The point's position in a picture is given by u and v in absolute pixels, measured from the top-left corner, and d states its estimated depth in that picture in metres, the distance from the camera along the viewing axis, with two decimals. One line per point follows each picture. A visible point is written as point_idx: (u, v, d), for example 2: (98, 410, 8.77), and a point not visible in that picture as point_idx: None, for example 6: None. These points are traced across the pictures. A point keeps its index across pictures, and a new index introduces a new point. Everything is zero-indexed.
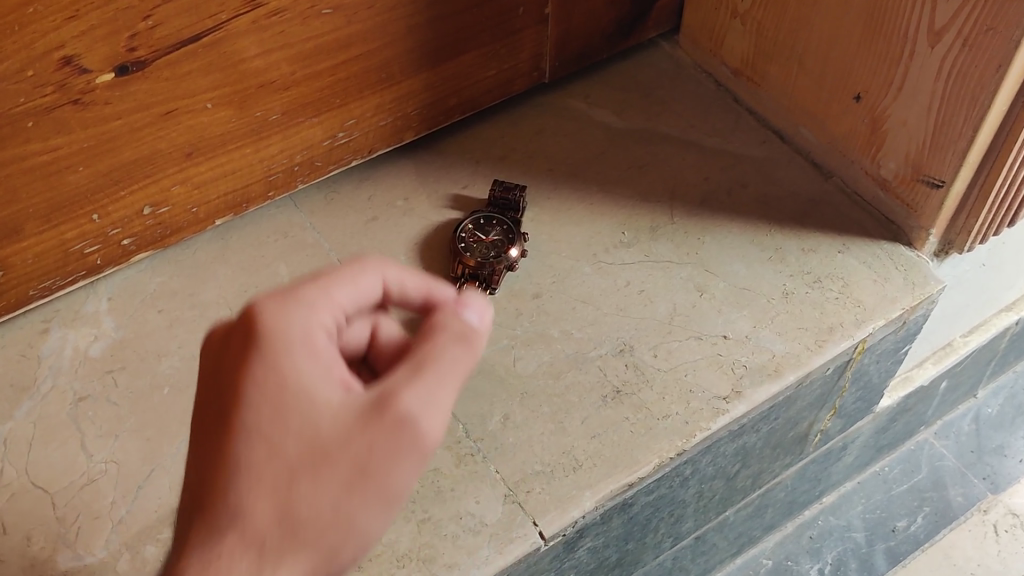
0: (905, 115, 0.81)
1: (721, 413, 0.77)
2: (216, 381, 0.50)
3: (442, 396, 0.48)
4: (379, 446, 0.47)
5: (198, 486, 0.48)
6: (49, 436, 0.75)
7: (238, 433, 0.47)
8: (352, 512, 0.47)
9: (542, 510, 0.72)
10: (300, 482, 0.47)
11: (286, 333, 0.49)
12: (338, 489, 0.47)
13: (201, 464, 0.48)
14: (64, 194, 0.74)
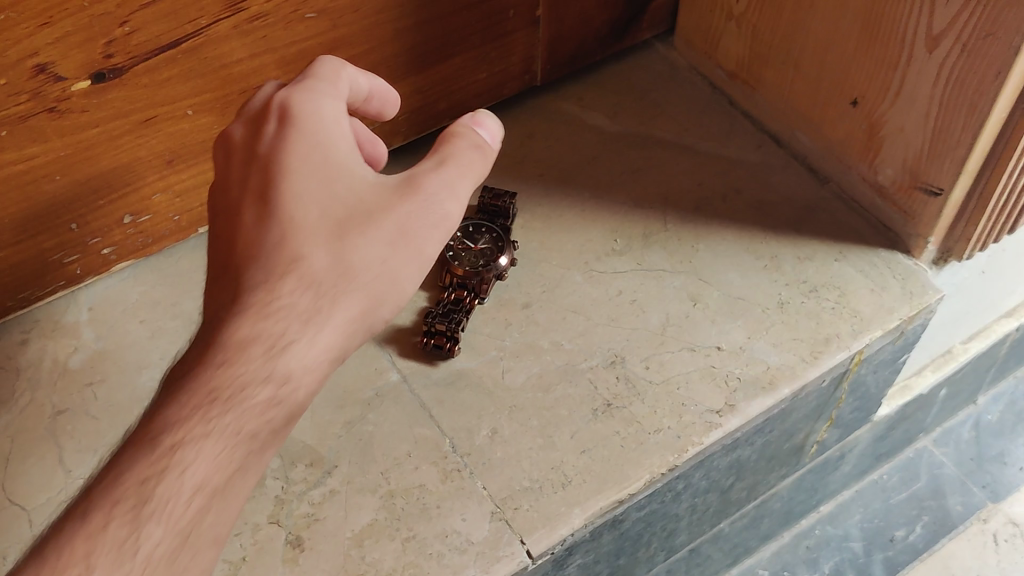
0: (903, 121, 0.79)
1: (714, 427, 0.75)
2: (248, 161, 0.56)
3: (461, 191, 0.58)
4: (411, 224, 0.55)
5: (245, 247, 0.53)
6: (26, 450, 0.74)
7: (279, 194, 0.54)
8: (389, 281, 0.54)
9: (529, 528, 0.70)
10: (343, 237, 0.53)
11: (312, 110, 0.57)
12: (385, 239, 0.54)
13: (249, 222, 0.54)
14: (41, 204, 0.72)
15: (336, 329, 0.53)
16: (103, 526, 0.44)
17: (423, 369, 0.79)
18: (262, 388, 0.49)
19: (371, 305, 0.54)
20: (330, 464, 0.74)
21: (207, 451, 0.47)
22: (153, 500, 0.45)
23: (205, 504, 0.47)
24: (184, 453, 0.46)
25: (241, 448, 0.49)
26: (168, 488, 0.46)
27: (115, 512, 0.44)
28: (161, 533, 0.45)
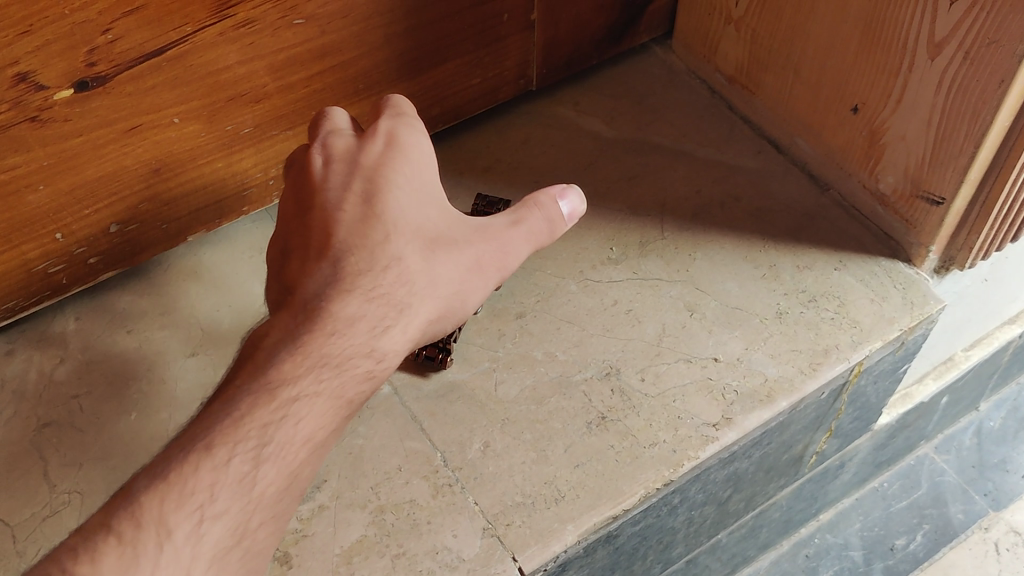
0: (904, 129, 0.77)
1: (710, 441, 0.74)
2: (350, 167, 0.65)
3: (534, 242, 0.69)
4: (485, 258, 0.66)
5: (345, 239, 0.62)
6: (12, 464, 0.72)
7: (380, 202, 0.63)
8: (462, 299, 0.65)
9: (522, 545, 0.69)
10: (433, 252, 0.63)
11: (412, 145, 0.66)
12: (467, 261, 0.65)
13: (352, 216, 0.62)
14: (24, 213, 0.71)
15: (416, 329, 0.62)
16: (228, 460, 0.51)
17: (415, 381, 0.78)
18: (358, 364, 0.58)
19: (445, 314, 0.64)
20: (319, 478, 0.73)
21: (317, 406, 0.56)
22: (271, 445, 0.53)
23: (307, 452, 0.56)
24: (300, 405, 0.55)
25: (341, 409, 0.58)
26: (284, 434, 0.54)
27: (239, 451, 0.52)
28: (274, 473, 0.54)
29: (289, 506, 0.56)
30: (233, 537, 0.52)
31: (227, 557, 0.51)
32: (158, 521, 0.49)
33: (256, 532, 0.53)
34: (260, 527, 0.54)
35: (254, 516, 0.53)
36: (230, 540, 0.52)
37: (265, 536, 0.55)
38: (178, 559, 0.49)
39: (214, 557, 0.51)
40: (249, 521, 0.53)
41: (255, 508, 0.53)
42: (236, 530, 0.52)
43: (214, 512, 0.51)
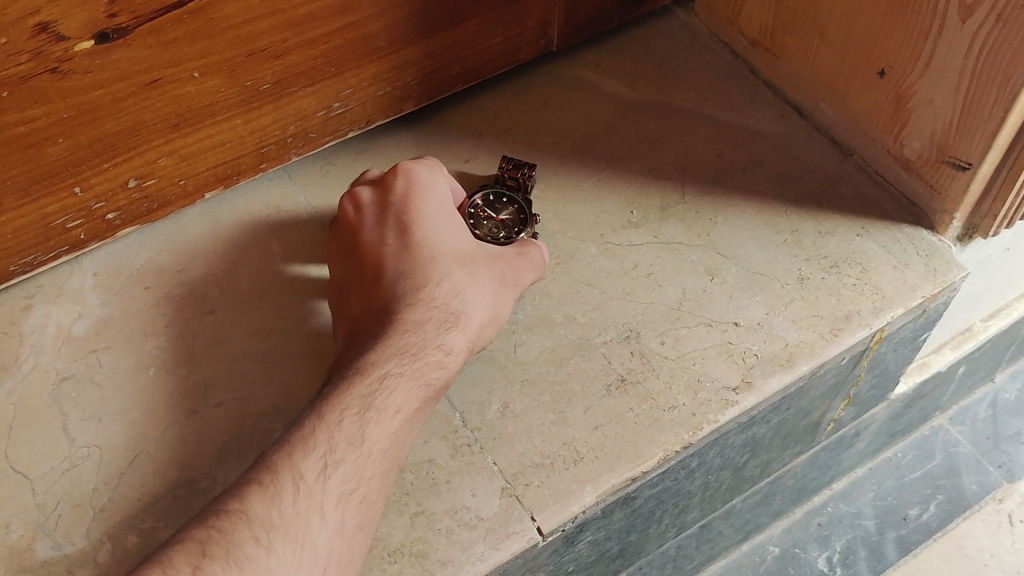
0: (932, 93, 0.76)
1: (730, 404, 0.74)
2: (383, 210, 0.76)
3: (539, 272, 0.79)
4: (512, 274, 0.76)
5: (396, 266, 0.72)
6: (31, 418, 0.72)
7: (419, 231, 0.74)
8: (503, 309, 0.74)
9: (541, 505, 0.69)
10: (472, 269, 0.73)
11: (430, 183, 0.77)
12: (498, 275, 0.75)
13: (394, 248, 0.73)
14: (44, 166, 0.71)
15: (472, 337, 0.71)
16: (338, 422, 0.61)
17: None
18: (430, 355, 0.67)
19: (492, 323, 0.73)
20: None
21: (405, 385, 0.65)
22: (376, 408, 0.63)
23: (400, 421, 0.64)
24: (388, 381, 0.64)
25: (423, 390, 0.66)
26: (380, 402, 0.63)
27: (345, 413, 0.62)
28: (378, 434, 0.63)
29: (393, 467, 0.64)
30: (353, 481, 0.60)
31: (350, 497, 0.60)
32: (291, 467, 0.59)
33: (370, 481, 0.61)
34: (373, 480, 0.62)
35: (368, 469, 0.62)
36: (351, 483, 0.60)
37: (377, 490, 0.62)
38: (311, 494, 0.58)
39: (340, 496, 0.59)
40: (364, 472, 0.61)
41: (367, 460, 0.62)
42: (355, 475, 0.61)
43: (335, 459, 0.60)
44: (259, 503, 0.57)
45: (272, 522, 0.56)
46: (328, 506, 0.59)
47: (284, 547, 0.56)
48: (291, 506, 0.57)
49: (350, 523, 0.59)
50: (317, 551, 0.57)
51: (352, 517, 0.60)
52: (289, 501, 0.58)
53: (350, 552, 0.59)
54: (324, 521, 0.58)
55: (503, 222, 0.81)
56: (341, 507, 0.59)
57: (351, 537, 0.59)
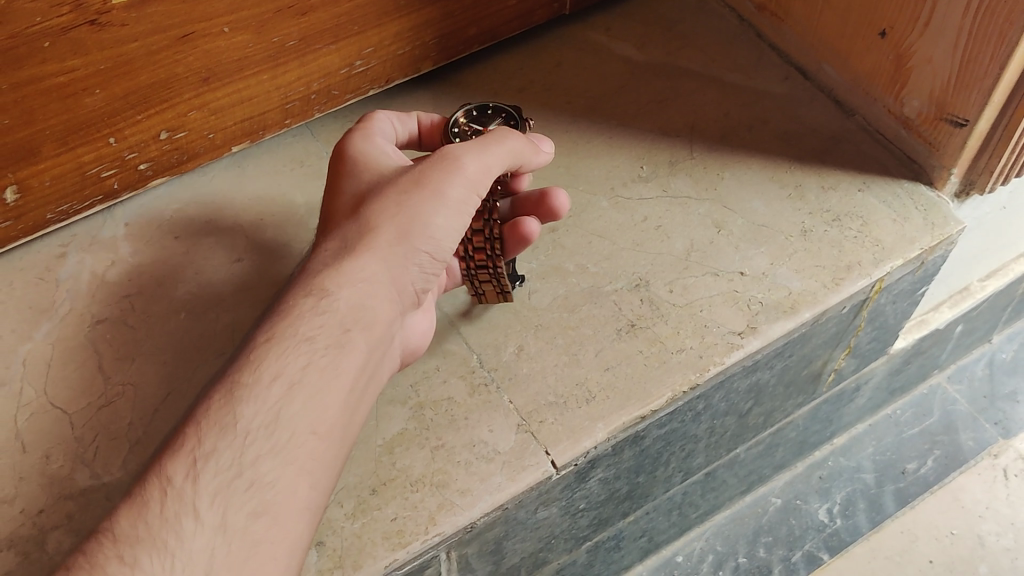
0: (931, 52, 0.79)
1: (735, 347, 0.77)
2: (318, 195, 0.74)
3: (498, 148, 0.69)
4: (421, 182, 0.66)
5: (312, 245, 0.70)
6: (67, 357, 0.76)
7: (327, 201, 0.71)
8: (413, 221, 0.65)
9: (554, 440, 0.73)
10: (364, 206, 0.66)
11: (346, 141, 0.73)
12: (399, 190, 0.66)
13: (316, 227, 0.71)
14: (81, 116, 0.74)
15: (372, 268, 0.64)
16: (207, 414, 0.57)
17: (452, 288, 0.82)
18: (301, 309, 0.62)
19: (404, 237, 0.65)
20: None
21: (278, 351, 0.60)
22: (245, 387, 0.58)
23: (281, 388, 0.59)
24: (258, 354, 0.60)
25: (302, 343, 0.61)
26: (250, 377, 0.59)
27: (212, 403, 0.58)
28: (254, 409, 0.58)
29: (301, 431, 0.58)
30: (230, 470, 0.56)
31: (230, 488, 0.55)
32: (159, 473, 0.55)
33: (259, 463, 0.56)
34: (261, 461, 0.57)
35: (251, 452, 0.57)
36: (228, 473, 0.56)
37: (272, 468, 0.57)
38: (181, 495, 0.54)
39: (217, 489, 0.55)
40: (246, 456, 0.56)
41: (248, 441, 0.57)
42: (233, 463, 0.56)
43: (203, 453, 0.56)
44: (125, 518, 0.54)
45: (137, 536, 0.53)
46: (201, 504, 0.54)
47: (151, 562, 0.52)
48: (159, 514, 0.54)
49: (237, 514, 0.55)
50: (191, 556, 0.52)
51: (241, 508, 0.55)
52: (157, 510, 0.54)
53: (253, 543, 0.55)
54: (199, 521, 0.54)
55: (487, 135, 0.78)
56: (217, 502, 0.55)
57: (246, 528, 0.55)
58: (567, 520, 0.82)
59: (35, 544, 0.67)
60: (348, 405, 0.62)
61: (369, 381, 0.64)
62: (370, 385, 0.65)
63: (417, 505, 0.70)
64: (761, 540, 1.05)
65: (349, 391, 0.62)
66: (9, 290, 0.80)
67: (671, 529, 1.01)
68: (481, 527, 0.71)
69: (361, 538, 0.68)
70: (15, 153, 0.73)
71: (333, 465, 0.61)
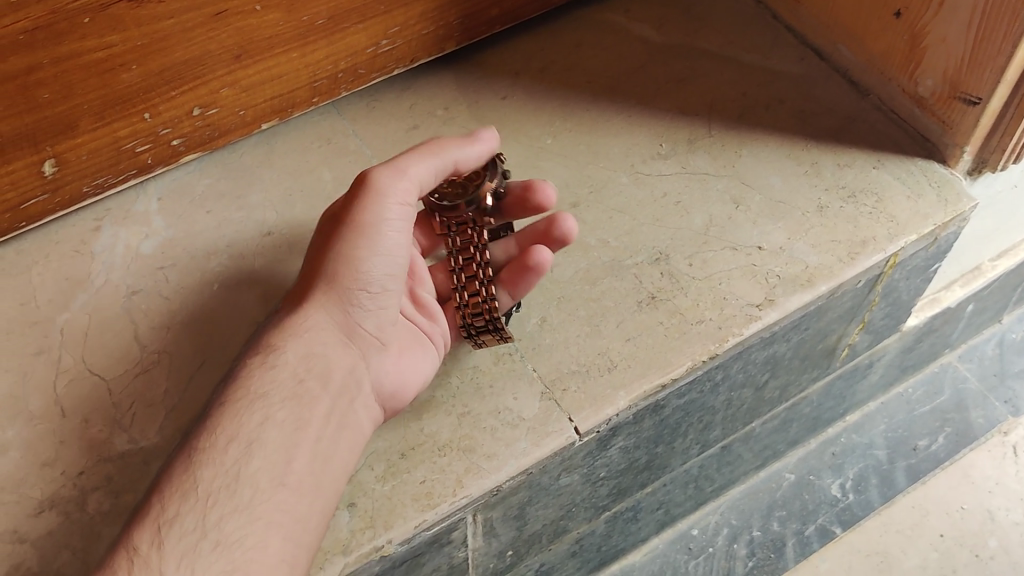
0: (945, 32, 0.81)
1: (754, 319, 0.78)
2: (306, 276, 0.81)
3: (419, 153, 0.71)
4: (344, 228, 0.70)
5: None
6: (104, 327, 0.78)
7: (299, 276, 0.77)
8: (341, 262, 0.69)
9: (577, 407, 0.75)
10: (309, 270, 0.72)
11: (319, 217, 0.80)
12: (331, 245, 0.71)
13: None
14: (118, 91, 0.76)
15: (318, 318, 0.70)
16: (170, 484, 0.61)
17: None
18: (253, 368, 0.67)
19: (338, 281, 0.70)
20: None
21: (232, 413, 0.65)
22: (203, 453, 0.63)
23: (236, 448, 0.63)
24: (214, 421, 0.64)
25: (258, 399, 0.66)
26: (206, 443, 0.63)
27: (174, 474, 0.62)
28: (212, 472, 0.62)
29: (264, 485, 0.63)
30: (195, 533, 0.59)
31: (196, 550, 0.58)
32: (127, 543, 0.58)
33: (222, 523, 0.60)
34: (226, 520, 0.60)
35: (215, 514, 0.60)
36: (193, 535, 0.59)
37: (236, 527, 0.60)
38: (149, 560, 0.57)
39: (183, 552, 0.58)
40: (210, 518, 0.60)
41: (209, 504, 0.60)
42: (197, 526, 0.59)
43: (167, 518, 0.59)
44: None
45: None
46: (168, 568, 0.57)
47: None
48: None
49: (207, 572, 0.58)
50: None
51: (209, 567, 0.58)
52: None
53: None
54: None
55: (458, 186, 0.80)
56: (184, 564, 0.57)
57: None
58: (588, 489, 0.84)
59: (76, 505, 0.69)
60: (317, 453, 0.66)
61: (337, 423, 0.68)
62: (342, 429, 0.68)
63: (445, 469, 0.72)
64: (775, 514, 1.07)
65: (314, 436, 0.66)
66: (46, 262, 0.82)
67: (687, 502, 1.03)
68: (507, 491, 0.73)
69: (391, 499, 0.71)
70: (54, 126, 0.75)
71: (311, 520, 0.64)
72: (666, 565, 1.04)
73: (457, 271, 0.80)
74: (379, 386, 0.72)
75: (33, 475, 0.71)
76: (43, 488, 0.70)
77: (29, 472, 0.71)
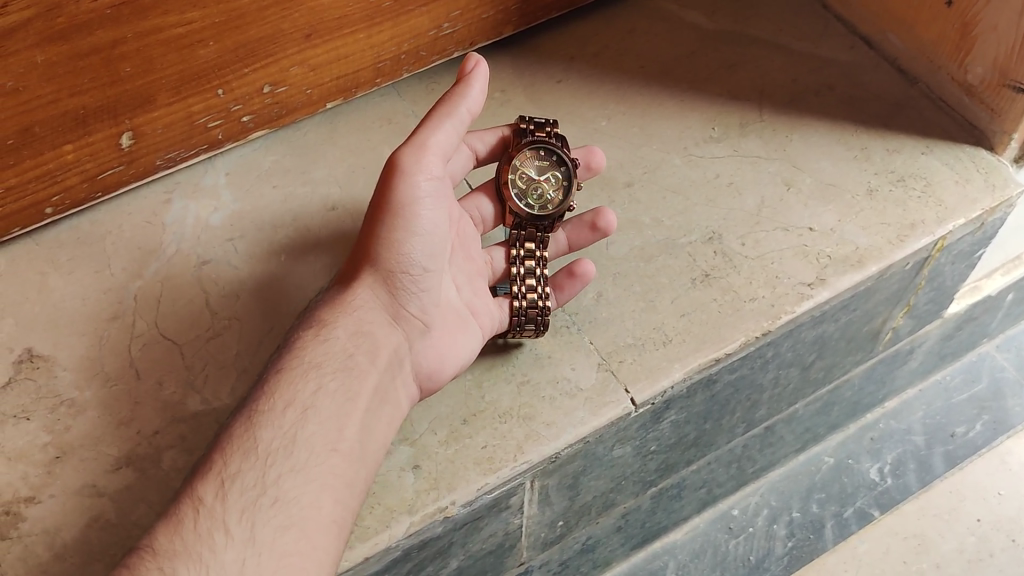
0: (997, 21, 0.83)
1: (806, 298, 0.81)
2: None
3: (444, 126, 0.69)
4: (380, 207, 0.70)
5: None
6: (175, 293, 0.81)
7: None
8: (381, 243, 0.69)
9: (633, 378, 0.77)
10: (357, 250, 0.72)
11: None
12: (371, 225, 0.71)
13: None
14: (195, 67, 0.79)
15: (364, 296, 0.71)
16: (230, 442, 0.62)
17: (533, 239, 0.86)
18: (306, 339, 0.68)
19: (381, 261, 0.70)
20: None
21: (289, 379, 0.66)
22: (263, 414, 0.64)
23: (292, 414, 0.64)
24: (272, 386, 0.65)
25: (310, 371, 0.66)
26: (263, 407, 0.64)
27: (235, 430, 0.63)
28: (270, 434, 0.63)
29: (320, 450, 0.63)
30: (256, 488, 0.60)
31: (256, 506, 0.60)
32: (191, 495, 0.59)
33: (281, 481, 0.61)
34: (285, 479, 0.61)
35: (274, 473, 0.61)
36: (253, 491, 0.60)
37: (294, 486, 0.61)
38: (213, 513, 0.59)
39: (243, 507, 0.59)
40: (269, 475, 0.61)
41: (269, 463, 0.62)
42: (257, 482, 0.61)
43: (228, 474, 0.60)
44: (162, 533, 0.57)
45: (175, 550, 0.57)
46: (231, 521, 0.59)
47: (189, 572, 0.56)
48: (192, 531, 0.58)
49: (265, 529, 0.59)
50: (225, 566, 0.57)
51: (267, 523, 0.59)
52: (190, 527, 0.58)
53: (282, 555, 0.59)
54: (230, 535, 0.58)
55: (537, 183, 0.80)
56: (245, 517, 0.59)
57: (275, 542, 0.59)
58: (638, 462, 0.86)
59: (151, 461, 0.71)
60: (365, 425, 0.67)
61: (381, 398, 0.68)
62: (385, 403, 0.69)
63: (505, 435, 0.74)
64: (814, 496, 1.09)
65: (363, 408, 0.67)
66: (119, 232, 0.85)
67: (729, 482, 1.05)
68: (564, 459, 0.75)
69: (454, 463, 0.73)
70: (133, 100, 0.78)
71: (358, 485, 0.65)
72: (707, 544, 1.06)
73: (516, 265, 0.81)
74: (419, 366, 0.72)
75: (109, 434, 0.73)
76: (120, 446, 0.72)
77: (105, 430, 0.73)
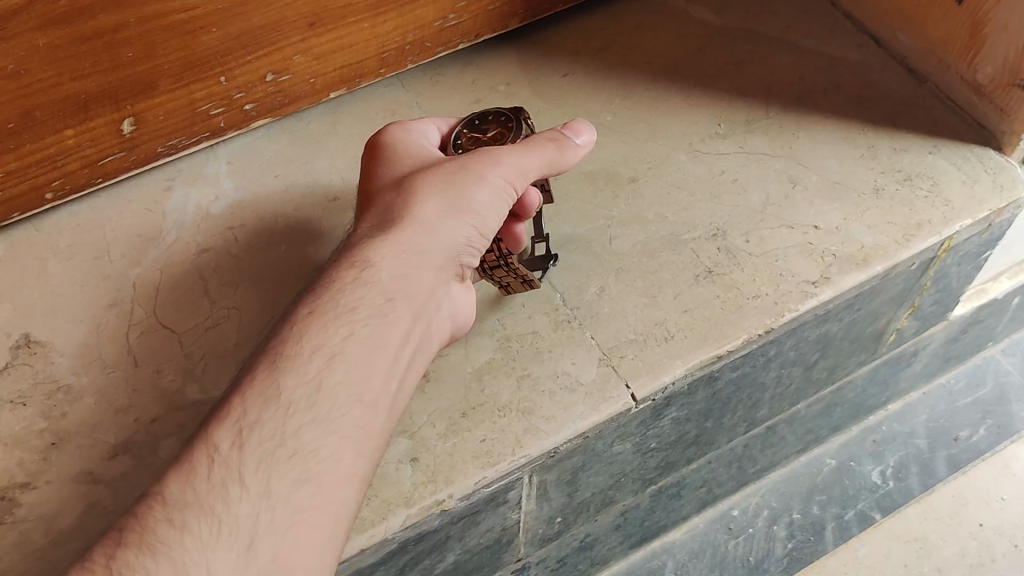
0: (1008, 19, 0.82)
1: (809, 296, 0.80)
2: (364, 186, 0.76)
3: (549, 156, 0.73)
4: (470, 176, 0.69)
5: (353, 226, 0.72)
6: (176, 281, 0.81)
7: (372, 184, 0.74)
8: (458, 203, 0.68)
9: (634, 374, 0.76)
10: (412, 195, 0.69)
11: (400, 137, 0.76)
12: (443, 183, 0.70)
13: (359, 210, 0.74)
14: (198, 53, 0.78)
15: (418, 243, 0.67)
16: (251, 390, 0.61)
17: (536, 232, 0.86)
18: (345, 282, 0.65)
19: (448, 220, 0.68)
20: None
21: (320, 324, 0.63)
22: (287, 361, 0.61)
23: (318, 361, 0.62)
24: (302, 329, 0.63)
25: (347, 316, 0.64)
26: (291, 350, 0.62)
27: (256, 377, 0.61)
28: (295, 380, 0.61)
29: (342, 401, 0.61)
30: (275, 439, 0.58)
31: (273, 458, 0.58)
32: (206, 442, 0.58)
33: (301, 432, 0.59)
34: (305, 430, 0.59)
35: (295, 423, 0.59)
36: (271, 442, 0.58)
37: (315, 437, 0.59)
38: (227, 464, 0.57)
39: (260, 459, 0.58)
40: (289, 426, 0.59)
41: (290, 413, 0.59)
42: (276, 433, 0.58)
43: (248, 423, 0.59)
44: (175, 484, 0.56)
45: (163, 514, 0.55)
46: (246, 472, 0.57)
47: (199, 526, 0.55)
48: (206, 482, 0.56)
49: (283, 480, 0.57)
50: (238, 520, 0.55)
51: (284, 475, 0.57)
52: (203, 478, 0.56)
53: (297, 510, 0.57)
54: (244, 488, 0.56)
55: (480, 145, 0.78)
56: (262, 469, 0.57)
57: (290, 495, 0.57)
58: (638, 459, 0.85)
59: (148, 449, 0.70)
60: (394, 374, 0.65)
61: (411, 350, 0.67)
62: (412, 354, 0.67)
63: (504, 429, 0.74)
64: (815, 498, 1.08)
65: (394, 357, 0.65)
66: (119, 219, 0.85)
67: (729, 482, 1.05)
68: (563, 454, 0.74)
69: (453, 456, 0.72)
70: (135, 86, 0.78)
71: (381, 437, 0.63)
72: (706, 544, 1.05)
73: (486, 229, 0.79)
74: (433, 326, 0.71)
75: (107, 421, 0.72)
76: (117, 433, 0.71)
77: (102, 417, 0.72)
